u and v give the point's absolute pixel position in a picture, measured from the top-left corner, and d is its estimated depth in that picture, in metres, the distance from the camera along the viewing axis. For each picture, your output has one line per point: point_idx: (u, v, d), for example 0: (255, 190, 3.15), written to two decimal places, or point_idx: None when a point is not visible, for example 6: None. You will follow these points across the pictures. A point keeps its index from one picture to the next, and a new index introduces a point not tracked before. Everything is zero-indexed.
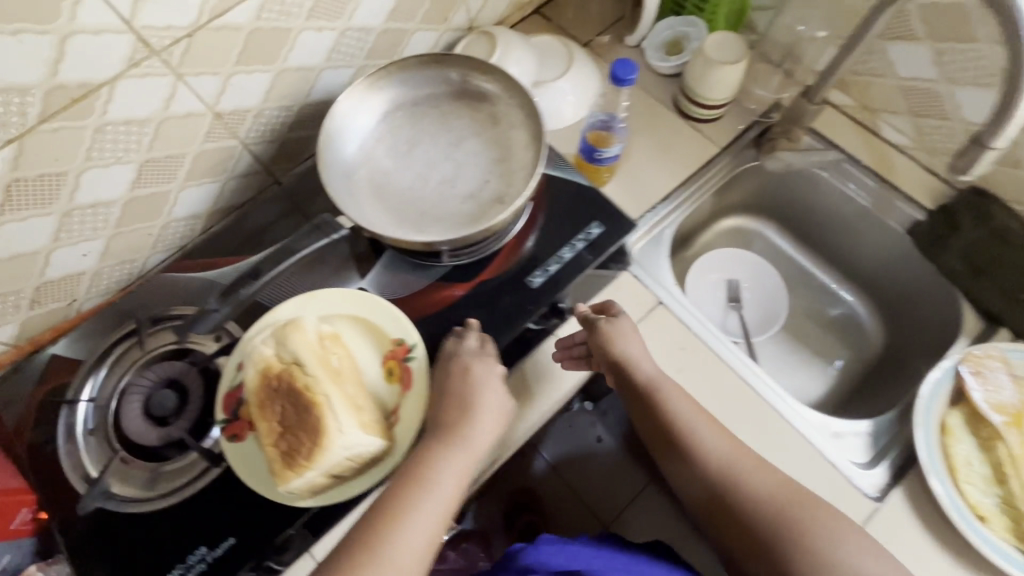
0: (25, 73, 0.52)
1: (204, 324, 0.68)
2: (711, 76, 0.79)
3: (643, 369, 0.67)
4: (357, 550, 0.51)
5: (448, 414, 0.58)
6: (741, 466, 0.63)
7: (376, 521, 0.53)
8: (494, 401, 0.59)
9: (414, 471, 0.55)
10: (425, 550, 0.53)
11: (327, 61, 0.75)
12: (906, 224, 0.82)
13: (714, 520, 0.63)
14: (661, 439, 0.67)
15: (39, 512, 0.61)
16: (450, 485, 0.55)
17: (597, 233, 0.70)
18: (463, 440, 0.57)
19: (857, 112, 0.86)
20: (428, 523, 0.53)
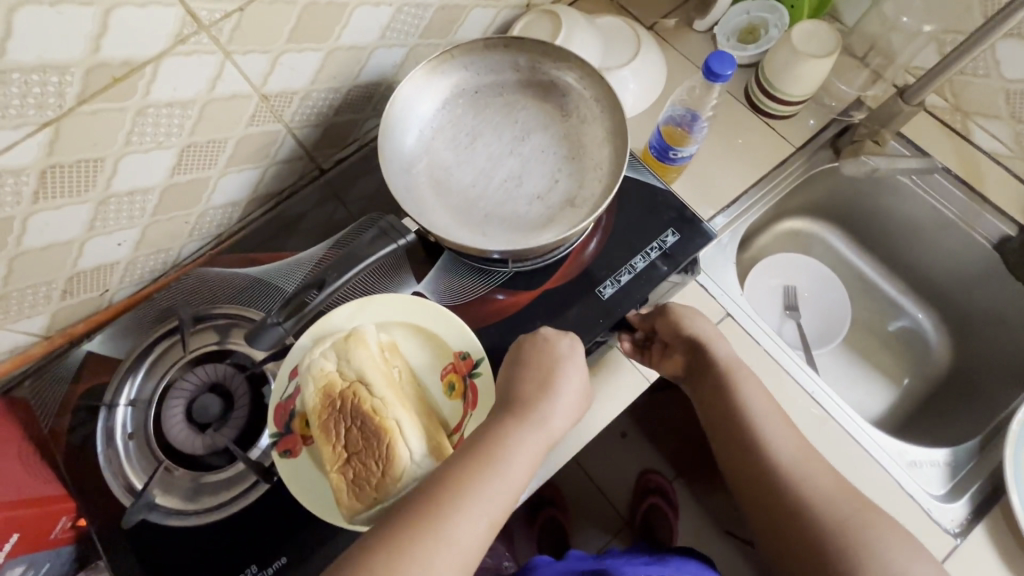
0: (65, 49, 0.47)
1: (265, 340, 0.59)
2: (799, 69, 0.72)
3: (720, 354, 0.64)
4: (409, 518, 0.42)
5: (525, 392, 0.53)
6: (812, 467, 0.57)
7: (435, 488, 0.45)
8: (574, 384, 0.54)
9: (484, 443, 0.48)
10: (486, 530, 0.44)
11: (381, 40, 0.69)
12: (994, 238, 0.77)
13: (773, 522, 0.57)
14: (726, 430, 0.62)
15: (79, 520, 0.57)
16: (522, 464, 0.48)
17: (672, 241, 0.65)
18: (540, 420, 0.51)
19: (947, 114, 0.80)
20: (496, 498, 0.45)
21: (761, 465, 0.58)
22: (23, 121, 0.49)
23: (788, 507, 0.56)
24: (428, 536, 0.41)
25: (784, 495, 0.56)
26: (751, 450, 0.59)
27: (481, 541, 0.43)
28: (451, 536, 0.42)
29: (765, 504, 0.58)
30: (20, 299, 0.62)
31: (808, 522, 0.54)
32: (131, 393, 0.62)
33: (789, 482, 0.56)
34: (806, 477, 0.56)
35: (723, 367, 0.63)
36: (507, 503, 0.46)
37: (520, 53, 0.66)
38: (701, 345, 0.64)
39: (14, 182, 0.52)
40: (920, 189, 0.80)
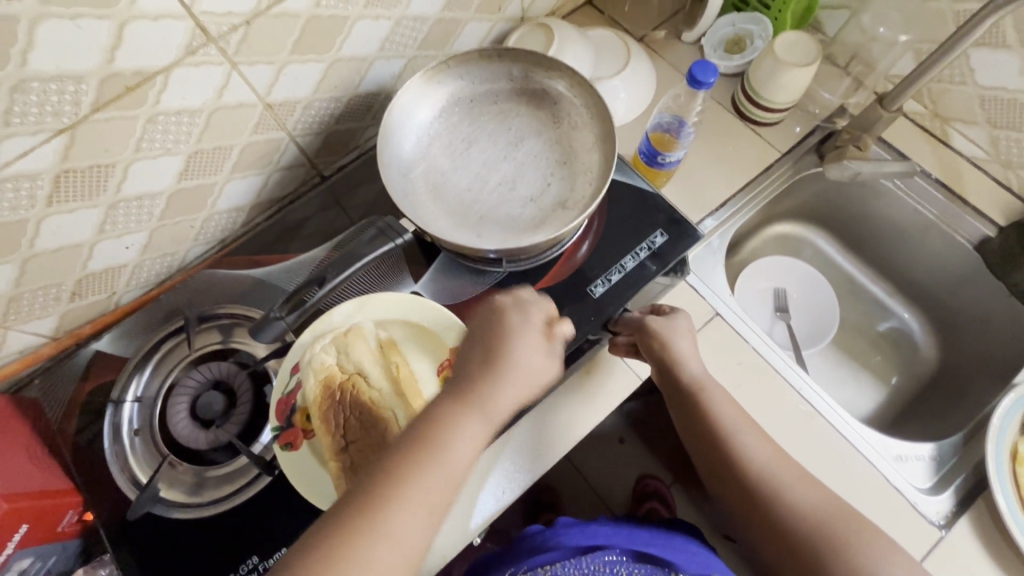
0: (81, 61, 0.49)
1: (267, 333, 0.63)
2: (783, 77, 0.75)
3: (689, 370, 0.63)
4: (351, 514, 0.45)
5: (472, 374, 0.53)
6: (786, 475, 0.58)
7: (378, 481, 0.47)
8: (530, 358, 0.54)
9: (427, 430, 0.50)
10: (425, 518, 0.46)
11: (380, 52, 0.72)
12: (975, 239, 0.79)
13: (755, 531, 0.59)
14: (701, 445, 0.63)
15: (85, 513, 0.59)
16: (462, 453, 0.49)
17: (661, 242, 0.67)
18: (478, 402, 0.51)
19: (927, 120, 0.83)
20: (434, 488, 0.47)
21: (739, 478, 0.59)
22: (41, 128, 0.51)
23: (768, 519, 0.57)
24: (365, 531, 0.44)
25: (762, 506, 0.58)
26: (728, 465, 0.60)
27: (423, 527, 0.46)
28: (388, 527, 0.44)
29: (746, 514, 0.59)
30: (31, 300, 0.64)
31: (787, 532, 0.56)
32: (138, 391, 0.64)
33: (766, 493, 0.58)
34: (782, 487, 0.57)
35: (694, 385, 0.63)
36: (445, 492, 0.48)
37: (514, 63, 0.70)
38: (669, 367, 0.63)
39: (29, 187, 0.55)
40: (901, 192, 0.82)
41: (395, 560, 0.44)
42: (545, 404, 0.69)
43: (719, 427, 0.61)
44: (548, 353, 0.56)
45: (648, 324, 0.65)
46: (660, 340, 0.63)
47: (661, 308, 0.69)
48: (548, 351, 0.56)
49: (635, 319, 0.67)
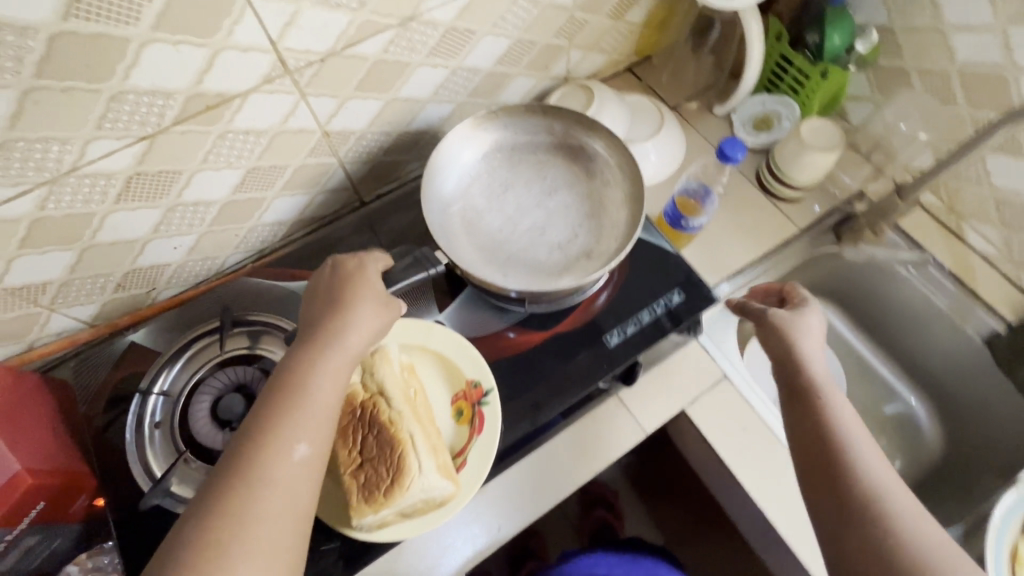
0: (173, 80, 0.55)
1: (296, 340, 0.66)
2: (805, 159, 0.80)
3: (814, 364, 0.60)
4: (226, 484, 0.44)
5: (318, 319, 0.53)
6: (897, 494, 0.51)
7: (249, 445, 0.45)
8: (369, 298, 0.54)
9: (281, 388, 0.48)
10: (305, 469, 0.46)
11: (433, 96, 0.78)
12: (984, 333, 0.81)
13: (835, 541, 0.51)
14: (801, 438, 0.57)
15: (95, 499, 0.61)
16: (325, 393, 0.49)
17: (677, 300, 0.70)
18: (330, 349, 0.50)
19: (943, 214, 0.86)
20: (308, 438, 0.47)
21: (836, 477, 0.53)
22: (126, 134, 0.56)
23: (859, 528, 0.50)
24: (251, 493, 0.43)
25: (856, 513, 0.50)
26: (830, 460, 0.54)
27: (308, 476, 0.46)
28: (269, 487, 0.44)
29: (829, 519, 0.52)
30: (80, 287, 0.68)
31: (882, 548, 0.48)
32: (164, 385, 0.65)
33: (872, 495, 0.51)
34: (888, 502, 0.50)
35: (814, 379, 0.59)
36: (322, 434, 0.48)
37: (556, 120, 0.75)
38: (793, 356, 0.61)
39: (104, 184, 0.59)
40: (916, 280, 0.85)
41: (287, 512, 0.44)
42: (547, 446, 0.70)
43: (827, 423, 0.56)
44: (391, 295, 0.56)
45: (770, 315, 0.64)
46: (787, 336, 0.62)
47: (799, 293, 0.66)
48: (380, 288, 0.56)
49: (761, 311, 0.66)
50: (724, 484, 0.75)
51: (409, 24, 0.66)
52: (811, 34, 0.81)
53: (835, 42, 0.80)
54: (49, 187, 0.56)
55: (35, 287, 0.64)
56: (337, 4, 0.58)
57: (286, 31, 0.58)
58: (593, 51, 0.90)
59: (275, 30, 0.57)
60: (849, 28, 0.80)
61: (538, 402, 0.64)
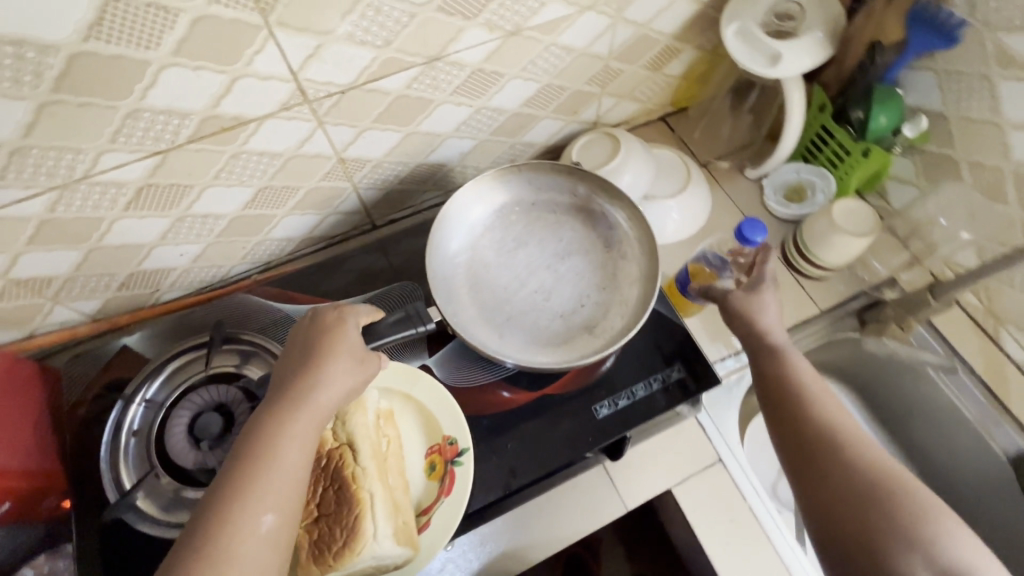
0: (191, 102, 0.55)
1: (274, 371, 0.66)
2: (835, 240, 0.76)
3: (774, 334, 0.63)
4: (190, 557, 0.43)
5: (291, 378, 0.52)
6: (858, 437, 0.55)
7: (211, 517, 0.44)
8: (344, 355, 0.53)
9: (246, 457, 0.47)
10: (272, 534, 0.45)
11: (455, 132, 0.77)
12: (1010, 450, 0.75)
13: (807, 491, 0.54)
14: (768, 400, 0.61)
15: (63, 501, 0.63)
16: (293, 459, 0.48)
17: (676, 378, 0.67)
18: (300, 412, 0.49)
19: (979, 314, 0.81)
20: (275, 506, 0.46)
21: (803, 434, 0.56)
22: (139, 148, 0.57)
23: (827, 475, 0.53)
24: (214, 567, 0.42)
25: (823, 462, 0.54)
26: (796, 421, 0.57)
27: (275, 545, 0.45)
28: (235, 558, 0.43)
29: (802, 474, 0.55)
30: (84, 284, 0.69)
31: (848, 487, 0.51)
32: (148, 394, 0.66)
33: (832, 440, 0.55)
34: (850, 443, 0.54)
35: (777, 346, 0.63)
36: (290, 501, 0.47)
37: (580, 182, 0.72)
38: (754, 329, 0.64)
39: (115, 192, 0.60)
40: (943, 384, 0.80)
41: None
42: (520, 510, 0.67)
43: (793, 384, 0.59)
44: (368, 352, 0.56)
45: (731, 296, 0.67)
46: (745, 310, 0.65)
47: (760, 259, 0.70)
48: (358, 346, 0.55)
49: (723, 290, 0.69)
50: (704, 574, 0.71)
51: (435, 64, 0.65)
52: (855, 110, 0.77)
53: (880, 122, 0.76)
54: (60, 191, 0.57)
55: (39, 281, 0.65)
56: (361, 41, 0.57)
57: (307, 63, 0.57)
58: (627, 100, 0.88)
59: (296, 61, 0.56)
60: (897, 109, 0.76)
61: (514, 469, 0.62)
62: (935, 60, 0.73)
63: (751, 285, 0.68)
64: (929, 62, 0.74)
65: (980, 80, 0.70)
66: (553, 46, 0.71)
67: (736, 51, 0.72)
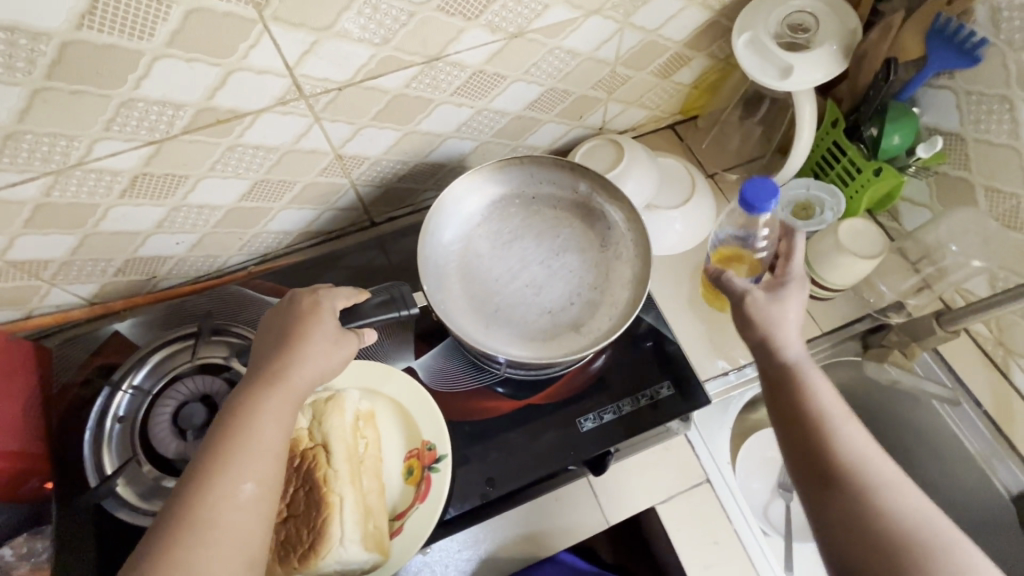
0: (186, 93, 0.55)
1: None
2: (840, 261, 0.73)
3: (790, 347, 0.54)
4: (167, 534, 0.43)
5: (266, 355, 0.52)
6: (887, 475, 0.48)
7: (191, 489, 0.45)
8: (321, 334, 0.53)
9: (222, 435, 0.47)
10: (251, 510, 0.45)
11: (456, 132, 0.76)
12: (1013, 487, 0.73)
13: (829, 538, 0.47)
14: (783, 429, 0.52)
15: (45, 483, 0.64)
16: (272, 429, 0.48)
17: (665, 394, 0.66)
18: (275, 389, 0.49)
19: (989, 344, 0.78)
20: (257, 479, 0.46)
21: (826, 474, 0.48)
22: (134, 137, 0.57)
23: (855, 522, 0.46)
24: (191, 543, 0.43)
25: (848, 506, 0.47)
26: (817, 458, 0.49)
27: (257, 516, 0.46)
28: (213, 536, 0.43)
29: (824, 518, 0.48)
30: (80, 268, 0.69)
31: (878, 538, 0.45)
32: (135, 381, 0.66)
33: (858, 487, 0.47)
34: (879, 482, 0.47)
35: (791, 363, 0.54)
36: (270, 470, 0.47)
37: (581, 179, 0.71)
38: (769, 344, 0.55)
39: (110, 179, 0.60)
40: (946, 415, 0.77)
41: (236, 553, 0.44)
42: (500, 518, 0.66)
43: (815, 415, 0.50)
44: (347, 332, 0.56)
45: (749, 297, 0.58)
46: (761, 320, 0.56)
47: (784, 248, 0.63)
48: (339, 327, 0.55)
49: (744, 283, 0.60)
50: None
51: (434, 64, 0.64)
52: (867, 128, 0.74)
53: (893, 141, 0.73)
54: (55, 177, 0.57)
55: (35, 263, 0.66)
56: (359, 38, 0.57)
57: (303, 59, 0.57)
58: (634, 106, 0.86)
59: (293, 56, 0.56)
60: (911, 129, 0.73)
61: (492, 478, 0.61)
62: (954, 79, 0.71)
63: (773, 286, 0.59)
64: (949, 82, 0.72)
65: (1001, 101, 0.67)
66: (558, 49, 0.69)
67: (745, 61, 0.70)
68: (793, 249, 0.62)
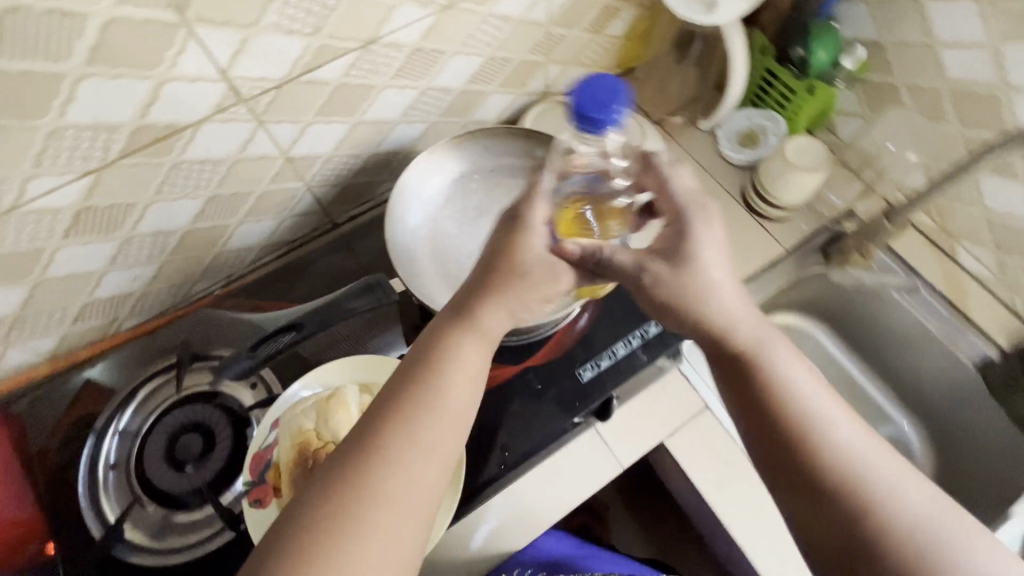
0: (117, 113, 0.52)
1: (235, 370, 0.65)
2: (790, 177, 0.77)
3: (738, 328, 0.49)
4: (357, 459, 0.43)
5: (473, 289, 0.49)
6: (857, 452, 0.45)
7: (384, 417, 0.44)
8: (545, 271, 0.50)
9: (420, 364, 0.46)
10: (433, 459, 0.44)
11: (403, 116, 0.75)
12: (976, 359, 0.79)
13: (806, 536, 0.45)
14: (748, 420, 0.48)
15: (45, 545, 0.59)
16: (461, 373, 0.46)
17: (654, 333, 0.68)
18: (472, 325, 0.48)
19: (934, 233, 0.83)
20: (441, 425, 0.44)
21: (805, 476, 0.45)
22: (69, 170, 0.54)
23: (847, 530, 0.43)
24: (375, 476, 0.42)
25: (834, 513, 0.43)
26: (793, 461, 0.45)
27: (438, 465, 0.44)
28: (396, 467, 0.42)
29: (809, 528, 0.44)
30: (34, 321, 0.65)
31: (857, 529, 0.42)
32: (121, 424, 0.64)
33: (840, 487, 0.44)
34: (861, 478, 0.44)
35: (744, 351, 0.48)
36: (456, 420, 0.45)
37: (537, 144, 0.71)
38: (709, 329, 0.49)
39: (51, 220, 0.57)
40: (908, 304, 0.82)
41: (417, 498, 0.43)
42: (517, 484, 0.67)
43: (783, 414, 0.46)
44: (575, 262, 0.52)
45: (646, 276, 0.50)
46: (688, 296, 0.49)
47: (660, 194, 0.53)
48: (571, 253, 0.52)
49: (631, 252, 0.51)
50: (706, 520, 0.73)
51: (371, 47, 0.63)
52: (795, 49, 0.79)
53: (819, 58, 0.78)
54: None
55: None
56: (290, 30, 0.55)
57: (236, 59, 0.55)
58: (573, 66, 0.87)
59: (224, 59, 0.54)
60: (834, 43, 0.77)
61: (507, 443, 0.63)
62: None
63: (666, 255, 0.50)
64: None
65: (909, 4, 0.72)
66: (490, 17, 0.69)
67: (672, 1, 0.72)
68: (663, 182, 0.53)
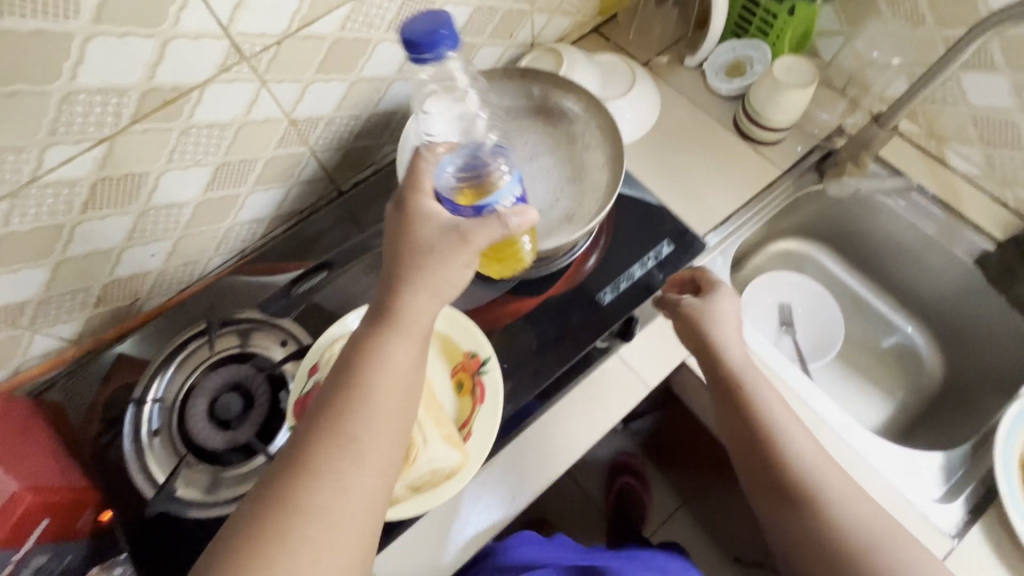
0: (124, 74, 0.53)
1: (273, 308, 0.73)
2: (783, 98, 0.79)
3: (734, 352, 0.61)
4: (282, 476, 0.42)
5: (391, 289, 0.48)
6: (825, 467, 0.57)
7: (313, 433, 0.43)
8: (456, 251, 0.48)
9: (342, 373, 0.45)
10: (370, 471, 0.43)
11: (399, 73, 0.76)
12: (973, 253, 0.82)
13: (773, 524, 0.58)
14: (737, 437, 0.60)
15: (100, 515, 0.60)
16: (391, 377, 0.45)
17: (666, 252, 0.72)
18: (394, 321, 0.47)
19: (923, 139, 0.86)
20: (374, 433, 0.43)
21: (773, 479, 0.57)
22: (83, 137, 0.55)
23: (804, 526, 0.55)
24: (301, 491, 0.41)
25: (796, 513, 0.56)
26: (769, 469, 0.58)
27: (378, 474, 0.43)
28: (320, 476, 0.42)
29: (777, 519, 0.57)
30: (58, 304, 0.66)
31: (812, 519, 0.55)
32: (158, 393, 0.66)
33: (805, 492, 0.56)
34: (818, 486, 0.56)
35: (737, 375, 0.61)
36: (390, 430, 0.44)
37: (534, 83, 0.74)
38: (712, 356, 0.62)
39: (68, 192, 0.58)
40: (903, 211, 0.86)
41: (354, 508, 0.42)
42: None
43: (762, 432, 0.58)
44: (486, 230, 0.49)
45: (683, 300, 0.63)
46: (706, 318, 0.62)
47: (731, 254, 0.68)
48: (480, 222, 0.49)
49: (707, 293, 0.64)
50: None
51: None
52: None
53: None
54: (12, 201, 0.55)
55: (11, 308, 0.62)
56: None
57: (236, 14, 0.56)
58: (558, 14, 0.88)
59: (224, 14, 0.55)
60: None
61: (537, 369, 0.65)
62: None
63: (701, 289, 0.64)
64: None
65: None
66: None
67: None
68: None
